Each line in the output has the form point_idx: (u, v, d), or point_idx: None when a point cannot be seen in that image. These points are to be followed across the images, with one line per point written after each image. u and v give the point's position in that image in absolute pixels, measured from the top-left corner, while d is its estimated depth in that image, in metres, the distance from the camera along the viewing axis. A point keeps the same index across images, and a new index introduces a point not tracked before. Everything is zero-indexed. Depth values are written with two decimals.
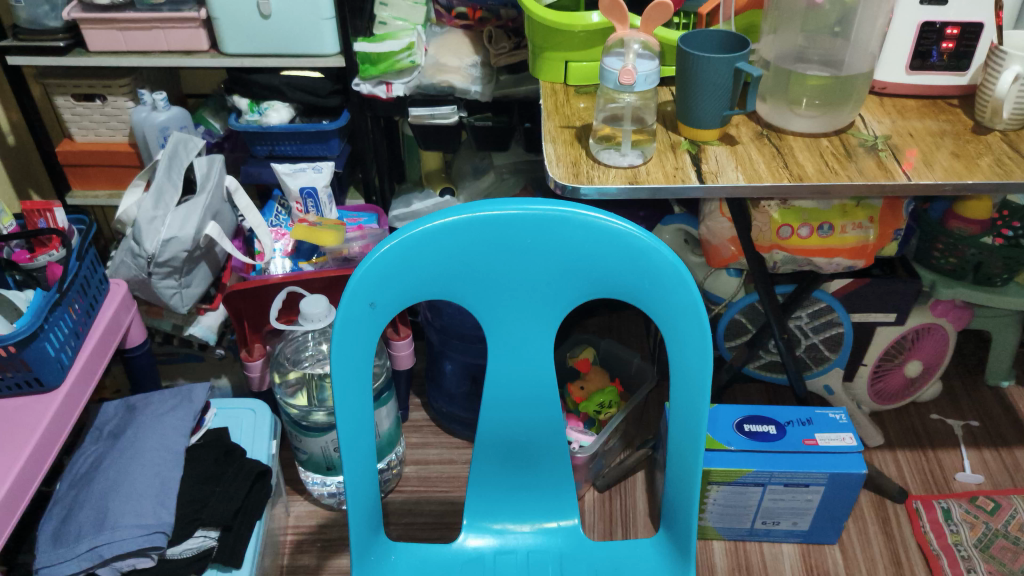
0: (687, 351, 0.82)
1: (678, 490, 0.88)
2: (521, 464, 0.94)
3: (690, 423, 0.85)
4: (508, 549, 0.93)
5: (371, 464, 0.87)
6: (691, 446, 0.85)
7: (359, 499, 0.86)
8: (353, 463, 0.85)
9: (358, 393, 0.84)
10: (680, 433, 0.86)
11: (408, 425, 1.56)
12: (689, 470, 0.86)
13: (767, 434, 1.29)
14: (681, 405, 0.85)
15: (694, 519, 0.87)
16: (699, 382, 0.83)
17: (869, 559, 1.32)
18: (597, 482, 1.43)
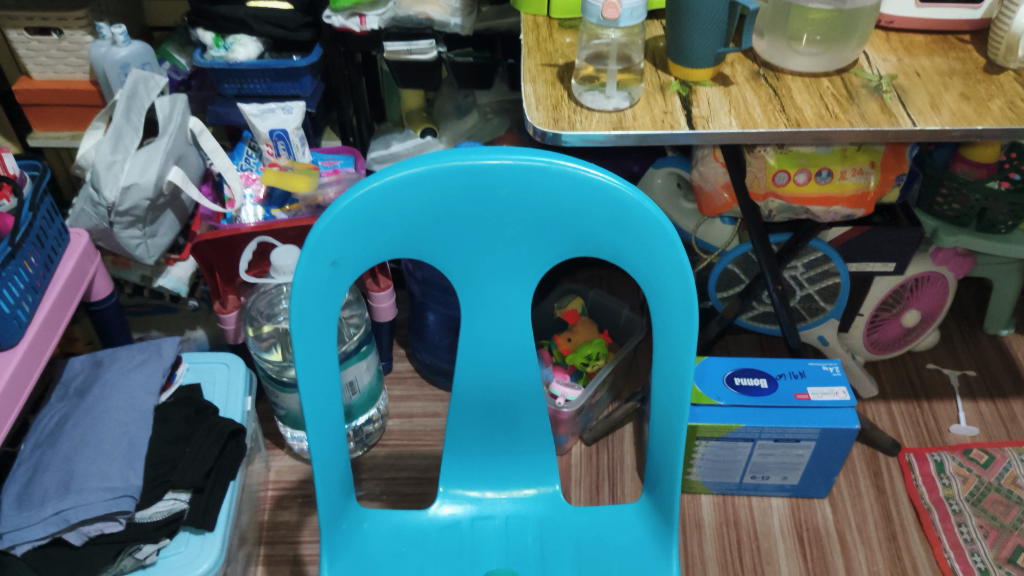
0: (673, 314, 0.77)
1: (662, 454, 0.84)
2: (498, 427, 0.89)
3: (675, 387, 0.80)
4: (486, 514, 0.89)
5: (339, 430, 0.83)
6: (676, 411, 0.81)
7: (328, 466, 0.82)
8: (320, 430, 0.81)
9: (323, 358, 0.79)
10: (665, 397, 0.82)
11: (391, 377, 1.52)
12: (674, 435, 0.82)
13: (758, 388, 1.25)
14: (665, 370, 0.80)
15: (679, 483, 0.84)
16: (686, 345, 0.78)
17: (860, 513, 1.30)
18: (585, 435, 1.40)
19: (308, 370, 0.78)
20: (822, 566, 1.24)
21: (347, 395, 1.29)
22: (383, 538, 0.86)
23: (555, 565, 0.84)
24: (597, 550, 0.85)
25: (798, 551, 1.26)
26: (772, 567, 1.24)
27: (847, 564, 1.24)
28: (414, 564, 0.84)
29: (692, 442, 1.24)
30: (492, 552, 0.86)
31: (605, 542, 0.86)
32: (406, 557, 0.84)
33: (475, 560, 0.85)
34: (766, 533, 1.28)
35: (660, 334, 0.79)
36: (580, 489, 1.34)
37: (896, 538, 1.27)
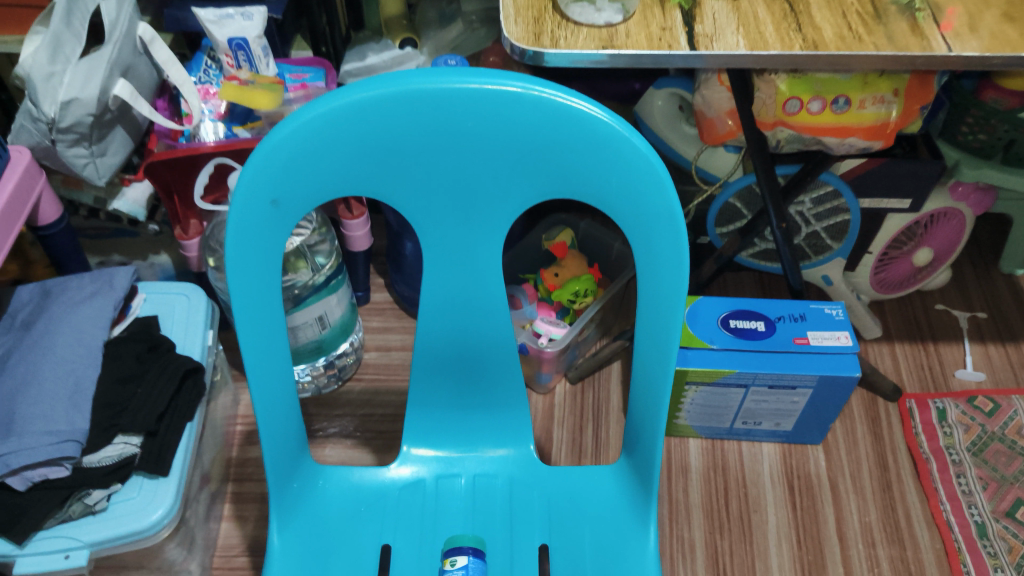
0: (660, 266, 0.68)
1: (643, 416, 0.77)
2: (466, 382, 0.83)
3: (660, 346, 0.72)
4: (451, 473, 0.84)
5: (289, 384, 0.75)
6: (660, 372, 0.73)
7: (277, 423, 0.75)
8: (266, 387, 0.73)
9: (267, 308, 0.70)
10: (648, 357, 0.74)
11: (369, 308, 1.44)
12: (659, 397, 0.74)
13: (755, 332, 1.17)
14: (648, 326, 0.72)
15: (659, 448, 0.76)
16: (674, 303, 0.69)
17: (855, 462, 1.25)
18: (570, 374, 1.32)
19: (249, 323, 0.69)
20: (811, 516, 1.19)
21: (316, 330, 1.19)
22: (339, 498, 0.80)
23: (522, 529, 0.79)
24: (569, 514, 0.79)
25: (787, 499, 1.20)
26: (760, 515, 1.18)
27: (837, 514, 1.19)
28: (371, 526, 0.78)
29: (682, 385, 1.17)
30: (456, 514, 0.80)
31: (578, 506, 0.80)
32: (363, 519, 0.79)
33: (437, 523, 0.79)
34: (756, 480, 1.22)
35: (645, 288, 0.70)
36: (563, 431, 1.28)
37: (891, 489, 1.22)
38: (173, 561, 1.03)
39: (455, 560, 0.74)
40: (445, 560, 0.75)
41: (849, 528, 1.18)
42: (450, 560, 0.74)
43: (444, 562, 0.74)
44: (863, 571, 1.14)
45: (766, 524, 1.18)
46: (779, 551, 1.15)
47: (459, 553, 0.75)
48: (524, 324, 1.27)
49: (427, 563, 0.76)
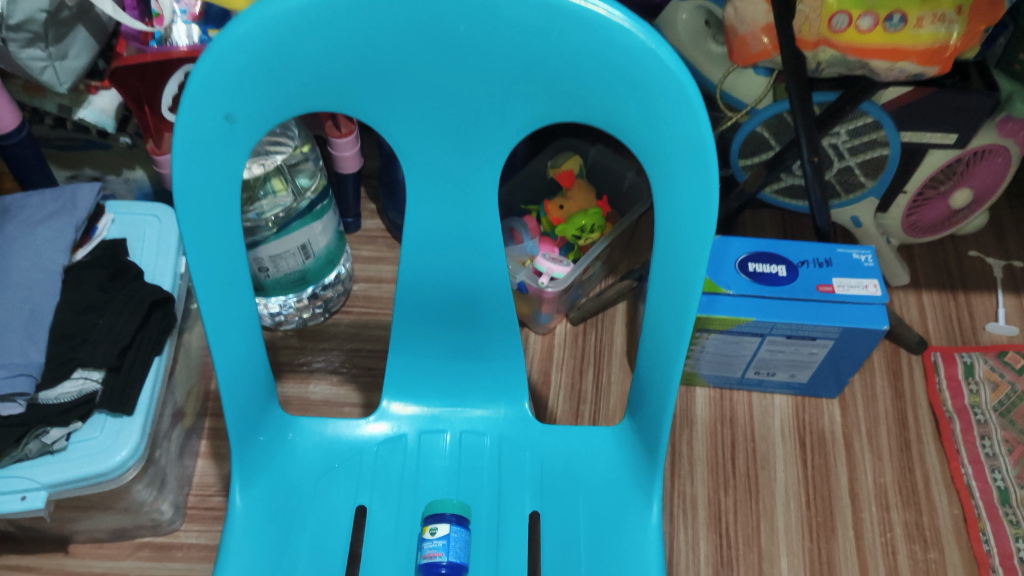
0: (683, 207, 0.58)
1: (651, 376, 0.68)
2: (453, 329, 0.74)
3: (676, 300, 0.63)
4: (434, 429, 0.76)
5: (252, 329, 0.66)
6: (674, 329, 0.64)
7: (238, 373, 0.66)
8: (225, 333, 0.64)
9: (223, 243, 0.61)
10: (661, 310, 0.65)
11: (359, 236, 1.34)
12: (671, 357, 0.65)
13: (776, 278, 1.07)
14: (664, 276, 0.63)
15: (669, 416, 0.68)
16: (698, 251, 0.60)
17: (872, 418, 1.17)
18: (571, 314, 1.24)
19: (201, 260, 0.60)
20: (823, 475, 1.12)
21: (299, 260, 1.10)
22: (310, 453, 0.73)
23: (511, 494, 0.72)
24: (564, 479, 0.72)
25: (797, 455, 1.13)
26: (768, 472, 1.11)
27: (851, 473, 1.12)
28: (344, 485, 0.71)
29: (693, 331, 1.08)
30: (439, 476, 0.73)
31: (574, 469, 0.72)
32: (336, 478, 0.71)
33: (418, 486, 0.72)
34: (765, 435, 1.15)
35: (662, 232, 0.61)
36: (561, 373, 1.20)
37: (910, 449, 1.15)
38: (142, 502, 0.97)
39: (435, 529, 0.67)
40: (424, 527, 0.68)
41: (862, 489, 1.11)
42: (430, 527, 0.68)
43: (424, 530, 0.67)
44: (874, 535, 1.07)
45: (774, 481, 1.11)
46: (786, 510, 1.08)
47: (440, 521, 0.68)
48: (526, 260, 1.17)
49: (406, 529, 0.70)
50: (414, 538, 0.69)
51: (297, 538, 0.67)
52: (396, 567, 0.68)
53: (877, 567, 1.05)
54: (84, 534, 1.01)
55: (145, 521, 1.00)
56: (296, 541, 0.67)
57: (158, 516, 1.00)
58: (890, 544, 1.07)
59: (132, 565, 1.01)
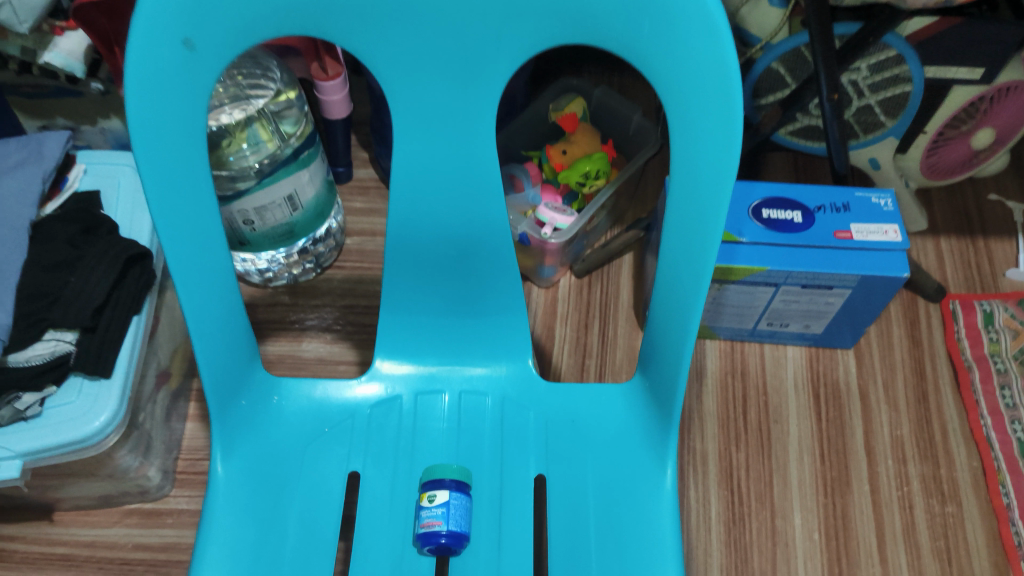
0: (700, 136, 0.53)
1: (666, 329, 0.63)
2: (451, 282, 0.69)
3: (695, 243, 0.57)
4: (432, 389, 0.71)
5: (226, 283, 0.61)
6: (692, 276, 0.58)
7: (213, 335, 0.61)
8: (197, 292, 0.58)
9: (190, 190, 0.55)
10: (678, 257, 0.59)
11: (351, 186, 1.28)
12: (688, 307, 0.60)
13: (791, 224, 1.01)
14: (680, 218, 0.57)
15: (684, 371, 0.62)
16: (719, 187, 0.54)
17: (889, 369, 1.13)
18: (576, 267, 1.18)
19: (165, 210, 0.54)
20: (838, 428, 1.07)
21: (287, 211, 1.03)
22: (297, 417, 0.68)
23: (515, 457, 0.67)
24: (571, 440, 0.67)
25: (811, 409, 1.09)
26: (781, 426, 1.07)
27: (866, 426, 1.08)
28: (335, 450, 0.66)
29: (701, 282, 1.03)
30: (437, 440, 0.68)
31: (582, 430, 0.67)
32: (326, 442, 0.67)
33: (414, 450, 0.67)
34: (778, 388, 1.10)
35: (678, 167, 0.55)
36: (566, 327, 1.15)
37: (927, 400, 1.10)
38: (127, 469, 0.92)
39: (433, 496, 0.62)
40: (422, 494, 0.63)
41: (878, 442, 1.07)
42: (428, 494, 0.63)
43: (422, 497, 0.63)
44: (891, 490, 1.03)
45: (787, 435, 1.07)
46: (800, 465, 1.05)
47: (439, 487, 0.63)
48: (528, 209, 1.11)
49: (403, 496, 0.65)
50: (412, 505, 0.65)
51: (285, 508, 0.62)
52: (393, 536, 0.63)
53: (893, 521, 1.01)
54: (68, 502, 0.97)
55: (132, 488, 0.96)
56: (284, 511, 0.62)
57: (145, 482, 0.96)
58: (907, 497, 1.03)
59: (121, 532, 0.97)
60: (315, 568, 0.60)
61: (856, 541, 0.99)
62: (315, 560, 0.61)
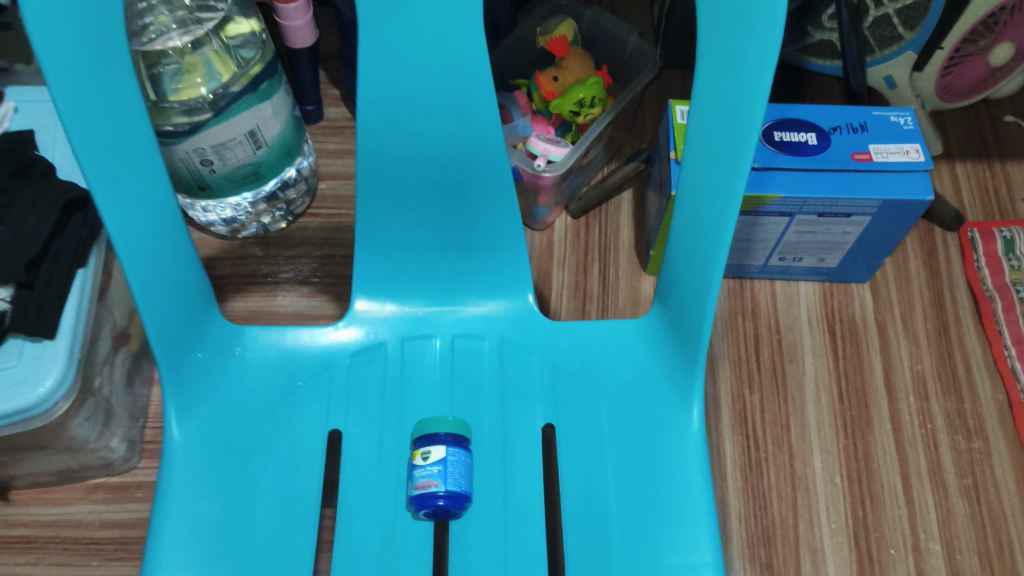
0: (733, 30, 0.49)
1: (689, 256, 0.57)
2: (439, 212, 0.63)
3: (725, 160, 0.53)
4: (421, 334, 0.65)
5: (168, 215, 0.56)
6: (718, 195, 0.54)
7: (157, 275, 0.56)
8: (134, 223, 0.54)
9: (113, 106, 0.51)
10: (700, 178, 0.55)
11: (323, 127, 1.17)
12: (715, 230, 0.54)
13: (804, 147, 0.92)
14: (714, 103, 0.52)
15: (714, 299, 0.55)
16: (755, 92, 0.50)
17: (906, 302, 1.05)
18: (572, 206, 1.09)
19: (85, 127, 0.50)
20: (856, 366, 1.01)
21: (250, 149, 0.94)
22: (265, 372, 0.62)
23: (518, 405, 0.61)
24: (581, 383, 0.60)
25: (827, 346, 1.02)
26: (796, 365, 1.01)
27: (885, 362, 1.01)
28: (312, 407, 0.60)
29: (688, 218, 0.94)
30: (428, 390, 0.62)
31: (592, 372, 0.61)
32: (300, 399, 0.61)
33: (402, 402, 0.61)
34: (791, 325, 1.04)
35: (704, 69, 0.51)
36: (563, 271, 1.07)
37: (947, 332, 1.03)
38: (84, 440, 0.83)
39: (427, 455, 0.55)
40: (414, 452, 0.56)
41: (898, 378, 1.00)
42: (422, 452, 0.56)
43: (415, 455, 0.56)
44: (913, 427, 0.97)
45: (803, 375, 1.00)
46: (817, 407, 0.98)
47: (433, 443, 0.57)
48: (519, 141, 1.02)
49: (393, 453, 0.59)
50: (405, 462, 0.59)
51: (255, 475, 0.57)
52: (382, 498, 0.58)
53: (918, 460, 0.95)
54: (25, 479, 0.88)
55: (94, 461, 0.87)
56: (254, 479, 0.57)
57: (108, 455, 0.87)
58: (931, 436, 0.96)
59: (86, 509, 0.88)
60: (293, 542, 0.55)
61: (879, 483, 0.93)
62: (292, 532, 0.55)
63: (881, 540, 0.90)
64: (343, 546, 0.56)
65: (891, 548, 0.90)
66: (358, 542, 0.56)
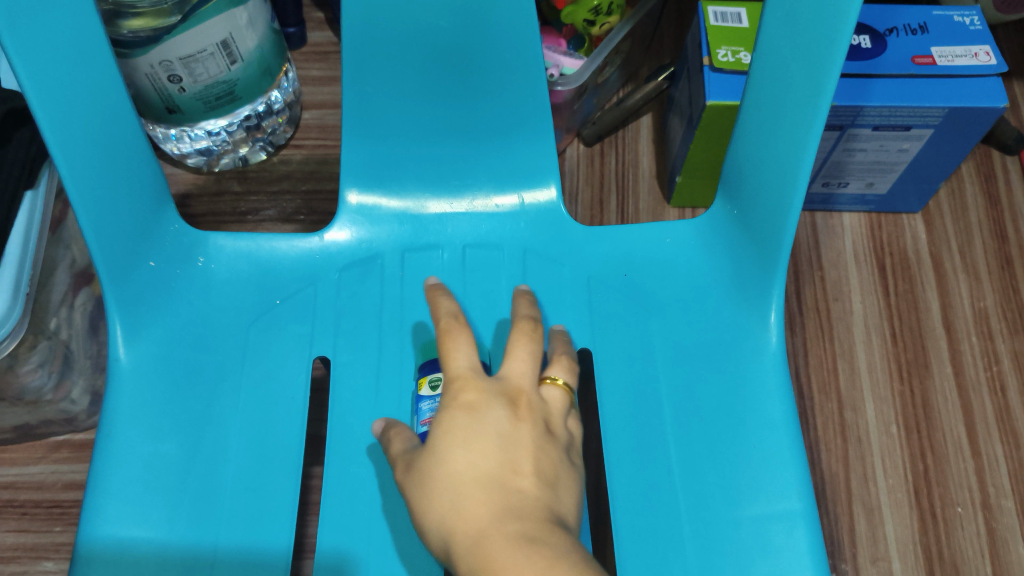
0: None
1: (758, 182, 0.51)
2: (455, 93, 0.58)
3: (796, 95, 0.46)
4: (424, 245, 0.60)
5: (95, 108, 0.47)
6: (788, 137, 0.47)
7: (103, 194, 0.48)
8: (66, 124, 0.45)
9: None
10: (772, 112, 0.49)
11: (307, 52, 1.03)
12: (786, 171, 0.48)
13: (856, 52, 0.77)
14: (795, 30, 0.45)
15: (791, 232, 0.49)
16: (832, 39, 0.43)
17: (963, 233, 0.94)
18: (584, 132, 0.97)
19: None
20: (909, 304, 0.90)
21: (224, 63, 0.80)
22: (233, 286, 0.56)
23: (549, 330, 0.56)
24: (622, 302, 0.56)
25: (876, 281, 0.91)
26: (842, 304, 0.90)
27: (942, 298, 0.90)
28: (293, 328, 0.55)
29: (723, 135, 0.80)
30: None
31: (638, 283, 0.57)
32: (279, 319, 0.55)
33: (406, 319, 0.56)
34: (835, 260, 0.92)
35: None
36: (577, 204, 0.95)
37: (1011, 266, 0.92)
38: (38, 390, 0.72)
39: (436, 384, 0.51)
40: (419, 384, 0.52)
41: (958, 317, 0.89)
42: (430, 380, 0.51)
43: (422, 384, 0.51)
44: (978, 371, 0.86)
45: (850, 315, 0.89)
46: (867, 348, 0.87)
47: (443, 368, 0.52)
48: None
49: (392, 384, 0.53)
50: (405, 393, 0.53)
51: (221, 408, 0.51)
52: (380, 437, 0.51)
53: (983, 407, 0.84)
54: None
55: (54, 416, 0.76)
56: (224, 414, 0.51)
57: (69, 408, 0.76)
58: (998, 379, 0.86)
59: (47, 470, 0.77)
60: (268, 488, 0.49)
61: (940, 433, 0.83)
62: (269, 479, 0.49)
63: (946, 497, 0.79)
64: (333, 482, 0.50)
65: (957, 506, 0.79)
66: (348, 480, 0.50)
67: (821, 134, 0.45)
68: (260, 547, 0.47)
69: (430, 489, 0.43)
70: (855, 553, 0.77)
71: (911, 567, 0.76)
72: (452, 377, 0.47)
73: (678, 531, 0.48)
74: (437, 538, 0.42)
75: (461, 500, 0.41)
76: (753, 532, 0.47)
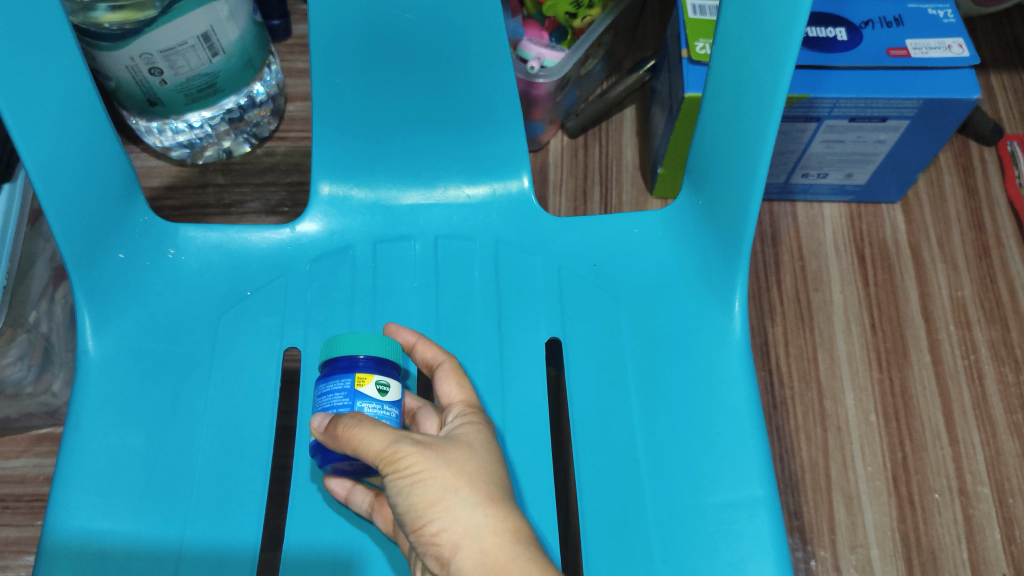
0: None
1: (721, 172, 0.52)
2: (425, 83, 0.58)
3: (755, 87, 0.47)
4: (397, 236, 0.60)
5: (62, 109, 0.47)
6: (748, 129, 0.48)
7: (69, 188, 0.49)
8: (31, 125, 0.45)
9: None
10: (734, 104, 0.49)
11: (291, 44, 1.02)
12: (746, 161, 0.49)
13: (831, 44, 0.78)
14: (753, 23, 0.46)
15: (752, 221, 0.50)
16: (787, 32, 0.43)
17: (942, 223, 0.94)
18: (569, 124, 0.97)
19: None
20: (888, 294, 0.90)
21: (205, 56, 0.80)
22: (204, 277, 0.56)
23: (520, 319, 0.56)
24: (592, 291, 0.56)
25: (856, 272, 0.92)
26: (823, 294, 0.90)
27: (921, 288, 0.91)
28: (264, 320, 0.55)
29: None
30: (411, 300, 0.57)
31: (606, 274, 0.57)
32: (249, 310, 0.55)
33: (378, 310, 0.56)
34: (816, 251, 0.93)
35: None
36: (562, 196, 0.95)
37: (989, 257, 0.93)
38: (19, 383, 0.72)
39: (385, 390, 0.47)
40: (361, 378, 0.47)
41: (936, 306, 0.90)
42: (376, 381, 0.47)
43: (368, 384, 0.47)
44: (956, 358, 0.87)
45: (830, 305, 0.90)
46: (847, 337, 0.88)
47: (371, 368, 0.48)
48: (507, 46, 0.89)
49: None
50: None
51: (190, 399, 0.51)
52: None
53: (961, 397, 0.85)
54: None
55: (36, 408, 0.76)
56: (193, 406, 0.51)
57: (50, 401, 0.76)
58: (976, 367, 0.86)
59: (28, 464, 0.77)
60: (240, 480, 0.49)
61: (919, 421, 0.83)
62: (241, 470, 0.50)
63: (923, 484, 0.80)
64: (304, 473, 0.51)
65: (935, 492, 0.80)
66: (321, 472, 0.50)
67: (777, 127, 0.46)
68: (226, 541, 0.48)
69: (455, 462, 0.43)
70: (834, 540, 0.78)
71: (889, 555, 0.77)
72: (448, 402, 0.49)
73: (644, 519, 0.48)
74: (449, 502, 0.41)
75: (491, 481, 0.43)
76: (718, 520, 0.48)
